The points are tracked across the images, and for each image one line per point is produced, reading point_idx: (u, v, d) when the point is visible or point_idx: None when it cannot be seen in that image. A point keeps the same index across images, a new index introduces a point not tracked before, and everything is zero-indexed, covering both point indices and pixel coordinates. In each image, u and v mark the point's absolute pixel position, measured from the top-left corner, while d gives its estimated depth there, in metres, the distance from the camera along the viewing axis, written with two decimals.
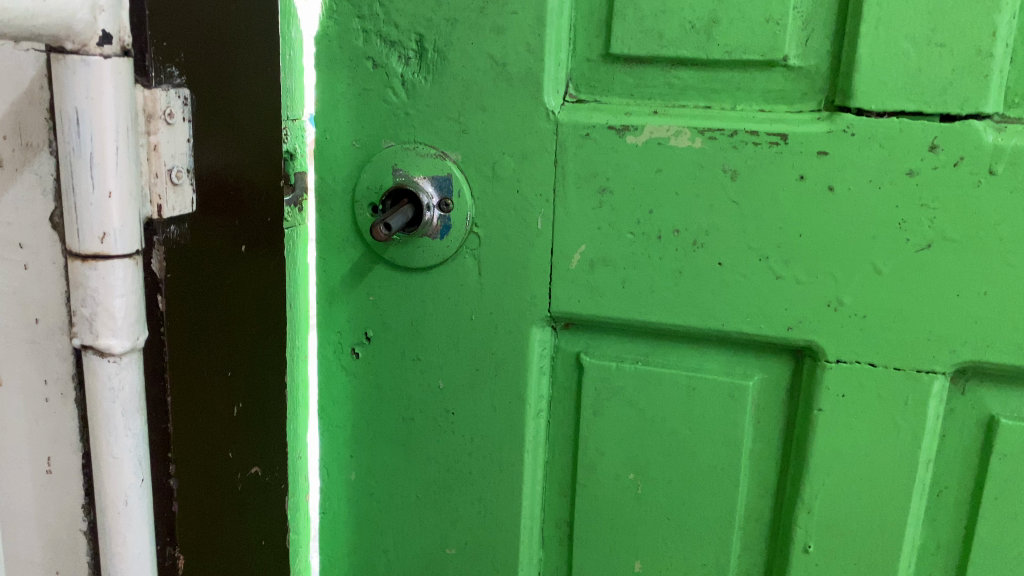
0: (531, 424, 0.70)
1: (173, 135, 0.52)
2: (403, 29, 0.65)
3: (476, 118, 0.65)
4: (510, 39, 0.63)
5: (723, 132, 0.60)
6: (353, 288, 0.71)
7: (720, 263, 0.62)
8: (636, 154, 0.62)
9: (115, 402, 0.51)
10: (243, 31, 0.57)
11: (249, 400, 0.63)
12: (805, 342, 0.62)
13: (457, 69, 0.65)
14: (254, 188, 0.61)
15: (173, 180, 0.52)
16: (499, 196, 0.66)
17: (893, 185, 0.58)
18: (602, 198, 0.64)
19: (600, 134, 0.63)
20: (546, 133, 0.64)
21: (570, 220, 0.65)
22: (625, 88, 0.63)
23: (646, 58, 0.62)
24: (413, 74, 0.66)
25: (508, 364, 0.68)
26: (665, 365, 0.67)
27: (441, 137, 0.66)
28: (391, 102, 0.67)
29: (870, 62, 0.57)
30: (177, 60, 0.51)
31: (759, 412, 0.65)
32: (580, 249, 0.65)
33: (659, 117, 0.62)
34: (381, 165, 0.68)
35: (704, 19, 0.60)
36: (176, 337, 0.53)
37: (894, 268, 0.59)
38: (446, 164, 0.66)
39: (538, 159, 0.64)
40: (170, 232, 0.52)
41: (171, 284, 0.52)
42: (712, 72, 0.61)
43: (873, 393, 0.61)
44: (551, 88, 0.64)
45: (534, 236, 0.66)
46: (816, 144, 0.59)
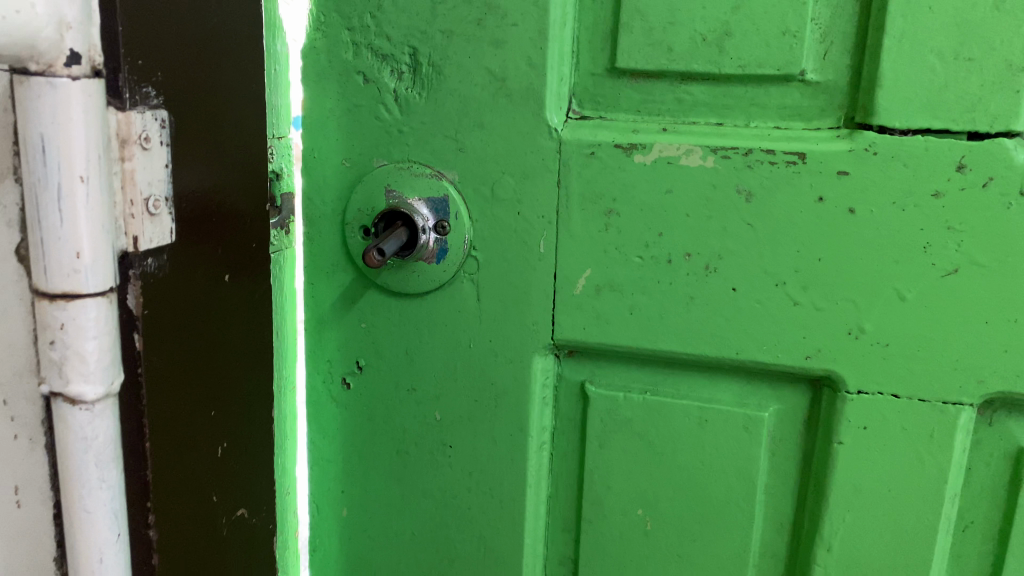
0: (534, 457, 0.66)
1: (150, 161, 0.47)
2: (396, 43, 0.62)
3: (474, 136, 0.61)
4: (510, 52, 0.59)
5: (737, 151, 0.57)
6: (344, 314, 0.67)
7: (733, 288, 0.59)
8: (644, 174, 0.59)
9: (88, 453, 0.46)
10: (224, 46, 0.54)
11: (234, 439, 0.60)
12: (823, 371, 0.59)
13: (454, 84, 0.61)
14: (238, 213, 0.57)
15: (150, 210, 0.48)
16: (499, 218, 0.62)
17: (918, 208, 0.55)
18: (609, 220, 0.60)
19: (607, 153, 0.59)
20: (549, 152, 0.60)
21: (575, 243, 0.61)
22: (632, 104, 0.60)
23: (655, 72, 0.59)
24: (406, 90, 0.62)
25: (510, 395, 0.65)
26: (675, 396, 0.63)
27: (437, 156, 0.62)
28: (383, 119, 0.63)
29: (894, 77, 0.54)
30: (154, 80, 0.47)
31: (774, 445, 0.62)
32: (585, 273, 0.62)
33: (669, 135, 0.59)
34: (373, 186, 0.64)
35: (716, 31, 0.56)
36: (154, 379, 0.50)
37: (919, 295, 0.56)
38: (443, 184, 0.62)
39: (541, 179, 0.61)
40: (147, 265, 0.48)
41: (148, 321, 0.48)
42: (724, 87, 0.58)
43: (896, 425, 0.58)
44: (553, 104, 0.60)
45: (536, 260, 0.62)
46: (836, 163, 0.55)
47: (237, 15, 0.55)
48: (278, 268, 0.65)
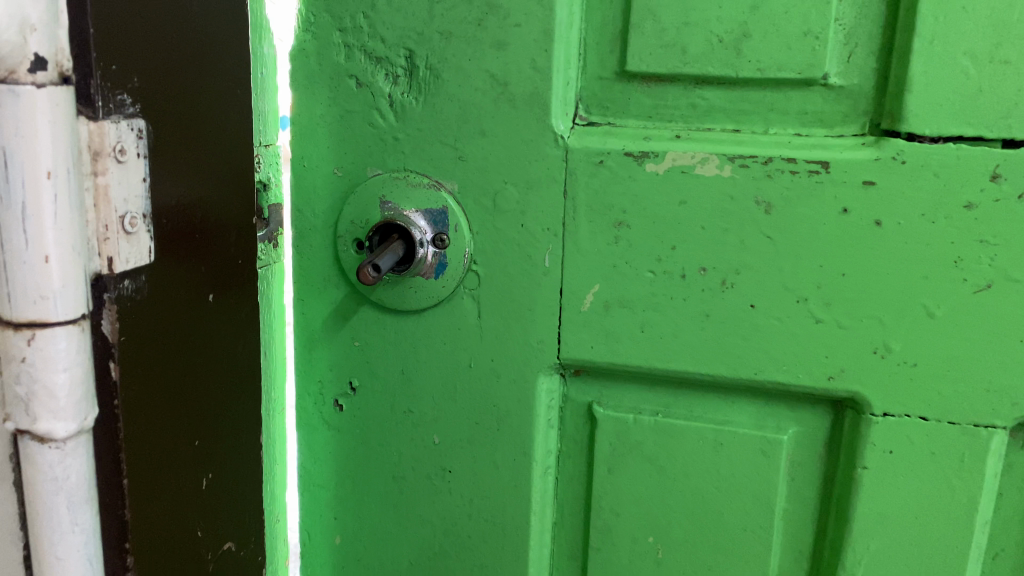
0: (539, 483, 0.62)
1: (126, 175, 0.43)
2: (390, 44, 0.58)
3: (475, 144, 0.58)
4: (513, 55, 0.56)
5: (756, 159, 0.53)
6: (336, 333, 0.64)
7: (751, 305, 0.56)
8: (656, 184, 0.55)
9: (58, 494, 0.42)
10: (207, 48, 0.50)
11: (220, 468, 0.56)
12: (847, 393, 0.55)
13: (453, 89, 0.57)
14: (222, 227, 0.53)
15: (126, 228, 0.44)
16: (501, 231, 0.59)
17: (949, 220, 0.52)
18: (619, 232, 0.57)
19: (616, 161, 0.56)
20: (555, 160, 0.57)
21: (582, 257, 0.58)
22: (642, 109, 0.57)
23: (667, 76, 0.55)
24: (402, 94, 0.59)
25: (513, 418, 0.61)
26: (688, 418, 0.60)
27: (435, 165, 0.59)
28: (377, 125, 0.59)
29: (924, 81, 0.50)
30: (130, 86, 0.43)
31: (793, 469, 0.59)
32: (593, 289, 0.58)
33: (682, 142, 0.55)
34: (367, 197, 0.60)
35: (733, 32, 0.53)
36: (132, 410, 0.46)
37: (949, 312, 0.53)
38: (441, 195, 0.59)
39: (546, 189, 0.57)
40: (124, 287, 0.44)
41: (124, 348, 0.45)
42: (741, 92, 0.54)
43: (924, 449, 0.55)
44: (559, 110, 0.57)
45: (540, 275, 0.59)
46: (862, 173, 0.52)
47: (220, 15, 0.51)
48: (265, 286, 0.61)
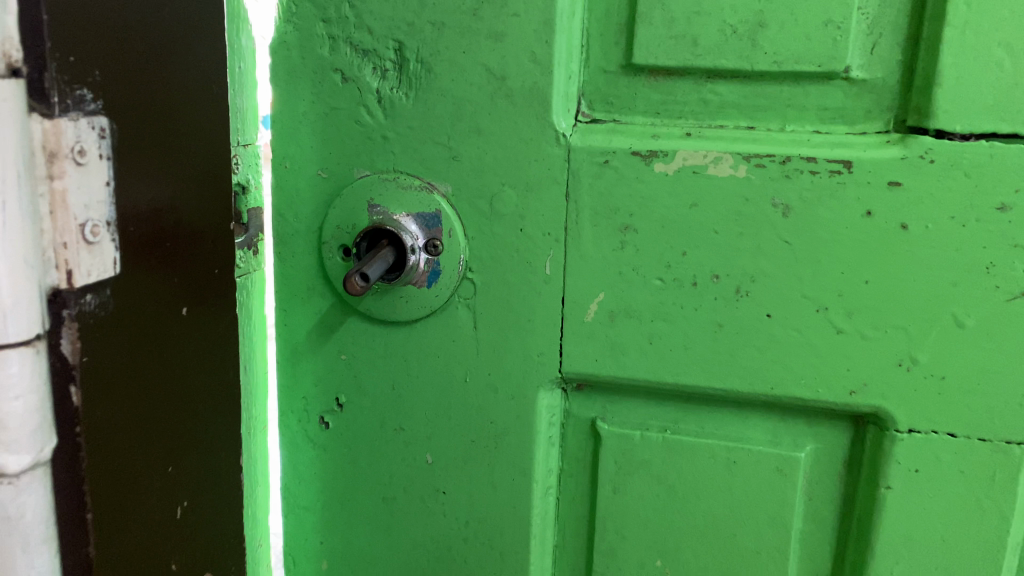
0: (539, 504, 0.59)
1: (86, 178, 0.39)
2: (378, 36, 0.54)
3: (470, 143, 0.54)
4: (511, 47, 0.52)
5: (773, 159, 0.50)
6: (321, 345, 0.59)
7: (768, 315, 0.52)
8: (666, 185, 0.52)
9: (13, 535, 0.38)
10: (177, 40, 0.46)
11: (197, 495, 0.52)
12: (869, 409, 0.52)
13: (447, 84, 0.53)
14: (197, 235, 0.49)
15: (87, 238, 0.39)
16: (499, 236, 0.55)
17: (981, 223, 0.48)
18: (625, 238, 0.53)
19: (622, 161, 0.52)
20: (556, 160, 0.53)
21: (585, 264, 0.54)
22: (649, 105, 0.53)
23: (677, 69, 0.51)
24: (392, 90, 0.55)
25: (511, 436, 0.57)
26: (698, 435, 0.56)
27: (427, 166, 0.55)
28: (364, 123, 0.55)
29: (956, 74, 0.47)
30: (91, 81, 0.39)
31: (810, 489, 0.55)
32: (597, 298, 0.54)
33: (693, 140, 0.51)
34: (354, 200, 0.56)
35: (748, 22, 0.49)
36: (96, 438, 0.42)
37: (980, 322, 0.49)
38: (434, 197, 0.55)
39: (547, 191, 0.54)
40: (86, 303, 0.40)
41: (87, 370, 0.40)
42: (756, 86, 0.51)
43: (953, 468, 0.51)
44: (561, 106, 0.53)
45: (541, 284, 0.55)
46: (887, 173, 0.49)
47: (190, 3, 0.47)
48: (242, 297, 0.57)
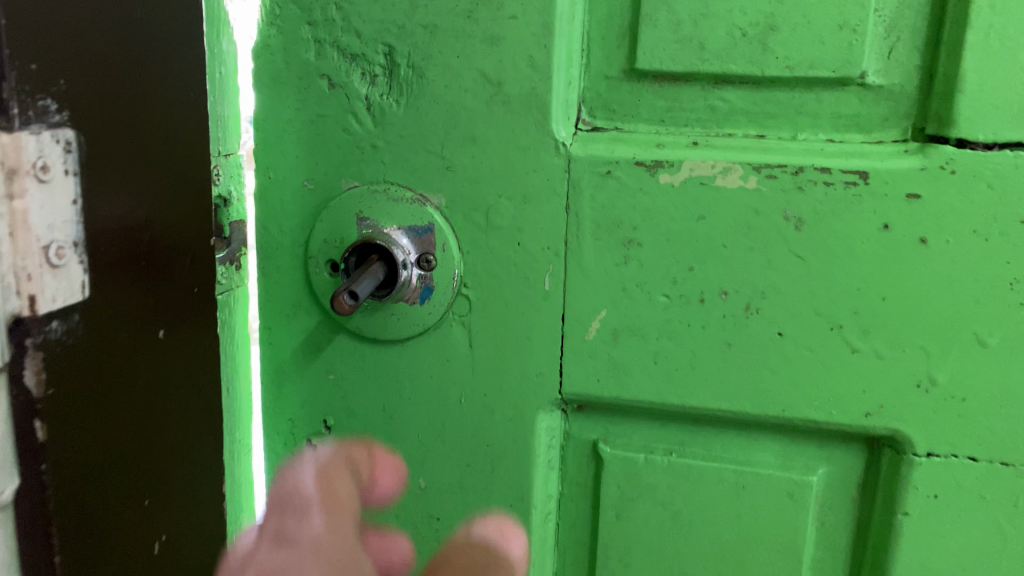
0: (538, 530, 0.56)
1: (50, 196, 0.36)
2: (367, 39, 0.51)
3: (464, 153, 0.51)
4: (507, 52, 0.49)
5: (785, 169, 0.47)
6: (308, 365, 0.56)
7: (779, 333, 0.49)
8: (671, 197, 0.49)
9: None
10: (152, 45, 0.43)
11: (175, 529, 0.49)
12: (886, 431, 0.49)
13: (440, 90, 0.51)
14: (175, 252, 0.46)
15: (51, 260, 0.37)
16: (496, 250, 0.52)
17: (1005, 236, 0.46)
18: (629, 251, 0.50)
19: (625, 171, 0.49)
20: (555, 171, 0.50)
21: (586, 280, 0.51)
22: (654, 112, 0.50)
23: (682, 74, 0.49)
24: (381, 96, 0.52)
25: (509, 459, 0.55)
26: (705, 458, 0.53)
27: (419, 176, 0.52)
28: (352, 131, 0.52)
29: (978, 81, 0.44)
30: (55, 89, 0.36)
31: (823, 514, 0.53)
32: (599, 316, 0.51)
33: (700, 150, 0.49)
34: (342, 213, 0.53)
35: (758, 25, 0.47)
36: (65, 476, 0.39)
37: (1003, 341, 0.47)
38: (426, 210, 0.52)
39: (546, 203, 0.51)
40: (51, 330, 0.37)
41: (52, 403, 0.37)
42: (766, 93, 0.48)
43: (974, 493, 0.49)
44: (560, 114, 0.50)
45: (540, 300, 0.52)
46: (904, 184, 0.46)
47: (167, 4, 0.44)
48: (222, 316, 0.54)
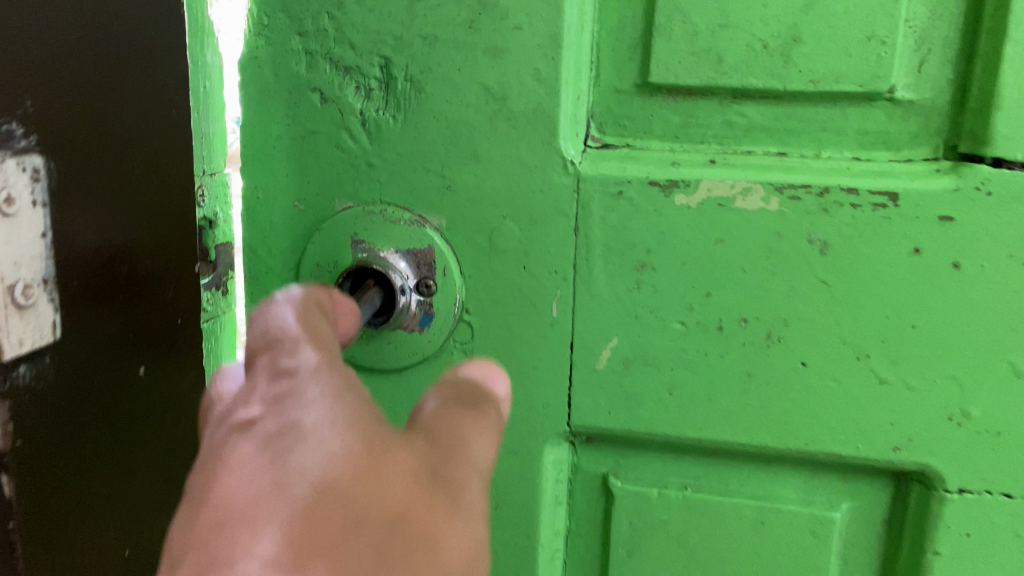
0: (545, 568, 0.53)
1: (13, 230, 0.35)
2: (361, 51, 0.48)
3: (466, 171, 0.48)
4: (512, 64, 0.46)
5: (809, 190, 0.44)
6: None
7: (802, 363, 0.47)
8: (688, 219, 0.46)
9: None
10: (132, 64, 0.41)
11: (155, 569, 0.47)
12: (915, 466, 0.47)
13: (440, 105, 0.47)
14: (154, 280, 0.45)
15: (18, 300, 0.36)
16: (500, 274, 0.49)
17: None
18: (642, 276, 0.47)
19: (638, 192, 0.46)
20: (564, 191, 0.47)
21: (597, 306, 0.48)
22: (668, 128, 0.47)
23: (699, 89, 0.46)
24: (377, 111, 0.48)
25: (514, 495, 0.52)
26: (722, 493, 0.50)
27: (418, 196, 0.49)
28: (346, 149, 0.49)
29: (1017, 96, 0.42)
30: (22, 113, 0.35)
31: (847, 552, 0.50)
32: (611, 344, 0.48)
33: (719, 168, 0.46)
34: (335, 235, 0.50)
35: (781, 36, 0.44)
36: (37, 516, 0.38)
37: None
38: (425, 232, 0.49)
39: (554, 225, 0.48)
40: (19, 374, 0.36)
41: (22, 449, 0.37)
42: (788, 108, 0.45)
43: (1008, 532, 0.46)
44: (569, 130, 0.47)
45: (547, 328, 0.49)
46: (937, 207, 0.43)
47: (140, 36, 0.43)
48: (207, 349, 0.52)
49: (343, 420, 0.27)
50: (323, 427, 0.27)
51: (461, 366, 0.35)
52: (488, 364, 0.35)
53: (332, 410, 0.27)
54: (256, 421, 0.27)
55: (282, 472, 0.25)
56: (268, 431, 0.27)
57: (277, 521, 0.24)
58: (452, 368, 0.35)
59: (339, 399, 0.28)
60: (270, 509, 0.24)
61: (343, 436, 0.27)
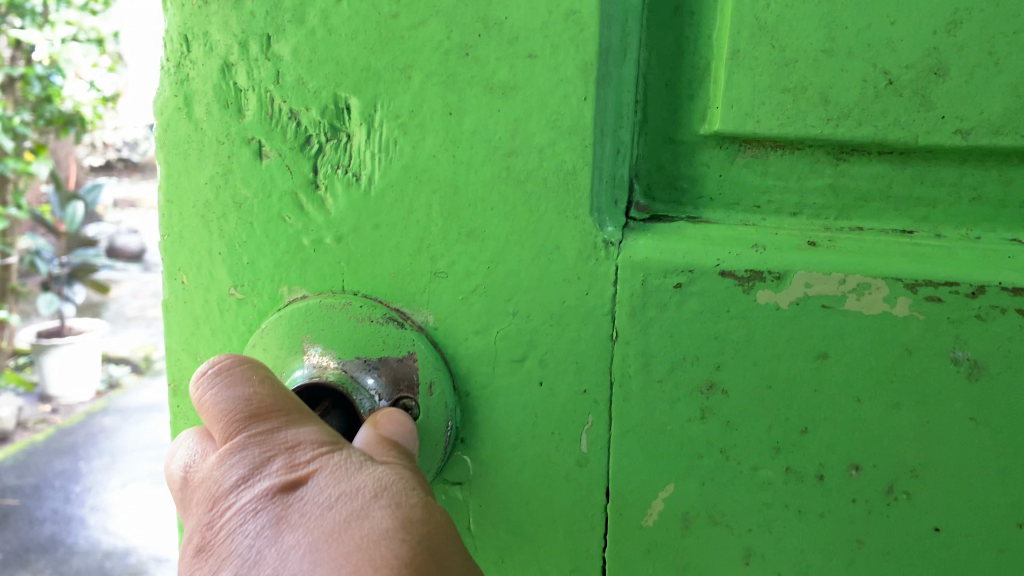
0: None
1: None
2: (313, 86, 0.35)
3: (460, 253, 0.35)
4: (525, 107, 0.33)
5: (954, 289, 0.31)
6: None
7: (937, 530, 0.33)
8: (776, 326, 0.32)
9: None
10: None
11: None
12: None
13: (423, 162, 0.34)
14: None
15: None
16: (507, 393, 0.36)
17: None
18: (707, 402, 0.34)
19: (704, 287, 0.33)
20: (597, 283, 0.34)
21: (644, 440, 0.35)
22: (743, 194, 0.34)
23: (789, 142, 0.32)
24: (335, 169, 0.35)
25: None
26: None
27: (395, 284, 0.36)
28: (295, 221, 0.36)
29: None
30: None
31: None
32: (664, 491, 0.35)
33: (821, 254, 0.32)
34: (283, 335, 0.37)
35: (914, 69, 0.30)
36: None
37: None
38: (405, 333, 0.36)
39: (582, 329, 0.34)
40: None
41: None
42: (917, 169, 0.32)
43: None
44: (606, 196, 0.34)
45: (573, 466, 0.36)
46: None
47: None
48: None
49: (330, 441, 0.30)
50: (323, 484, 0.28)
51: (390, 414, 0.34)
52: (385, 411, 0.34)
53: (333, 446, 0.29)
54: (257, 508, 0.27)
55: (319, 492, 0.28)
56: (271, 508, 0.27)
57: (327, 516, 0.27)
58: (381, 413, 0.34)
59: (323, 461, 0.28)
60: (318, 519, 0.27)
61: (343, 486, 0.28)
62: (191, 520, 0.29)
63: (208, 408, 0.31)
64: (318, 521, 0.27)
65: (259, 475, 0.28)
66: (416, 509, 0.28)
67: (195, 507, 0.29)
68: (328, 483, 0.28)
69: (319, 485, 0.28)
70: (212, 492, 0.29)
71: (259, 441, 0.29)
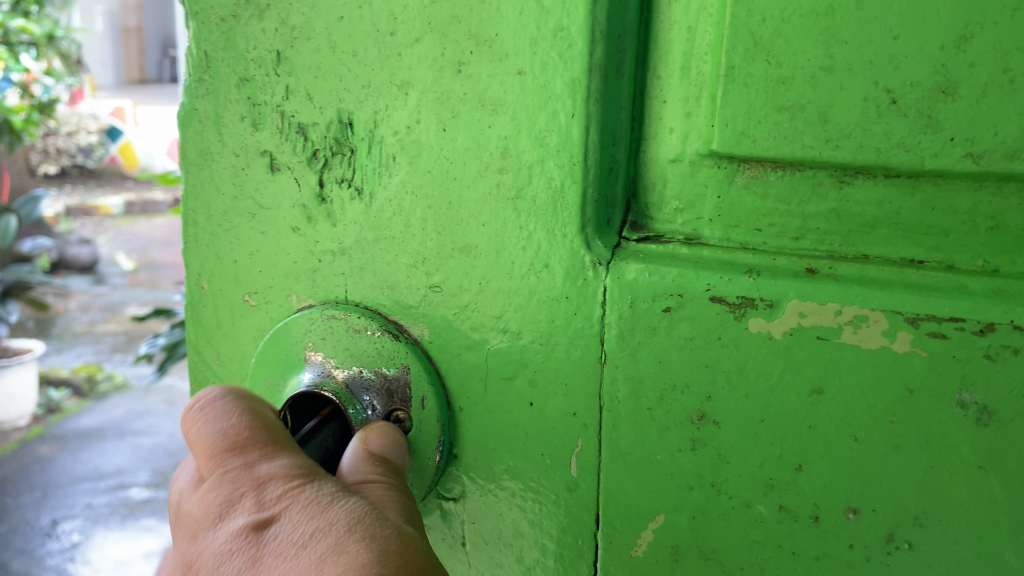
0: None
1: None
2: (319, 102, 0.35)
3: (452, 267, 0.35)
4: (516, 124, 0.32)
5: (961, 325, 0.28)
6: None
7: None
8: (769, 356, 0.31)
9: None
10: None
11: None
12: None
13: (419, 177, 0.34)
14: None
15: None
16: (499, 411, 0.35)
17: None
18: (698, 433, 0.32)
19: (695, 313, 0.31)
20: (586, 304, 0.33)
21: (634, 468, 0.34)
22: (744, 217, 0.32)
23: (790, 164, 0.31)
24: (339, 183, 0.36)
25: None
26: None
27: (393, 296, 0.36)
28: (305, 233, 0.37)
29: None
30: None
31: None
32: (654, 522, 0.34)
33: (820, 281, 0.30)
34: (288, 342, 0.38)
35: (921, 87, 0.28)
36: None
37: None
38: (400, 345, 0.36)
39: (571, 349, 0.33)
40: None
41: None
42: (928, 196, 0.30)
43: None
44: (600, 216, 0.33)
45: (563, 488, 0.35)
46: None
47: None
48: None
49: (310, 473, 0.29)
50: (295, 521, 0.27)
51: (380, 427, 0.34)
52: (375, 424, 0.34)
53: (311, 479, 0.29)
54: (233, 548, 0.27)
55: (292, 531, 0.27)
56: (245, 549, 0.27)
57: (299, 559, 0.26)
58: (369, 428, 0.34)
59: (295, 497, 0.28)
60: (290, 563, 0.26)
61: (315, 524, 0.27)
62: (176, 553, 0.29)
63: (195, 442, 0.30)
64: (289, 565, 0.26)
65: (234, 513, 0.28)
66: (387, 545, 0.27)
67: (179, 541, 0.29)
68: (303, 521, 0.27)
69: (292, 523, 0.27)
70: (193, 529, 0.28)
71: (237, 476, 0.29)
